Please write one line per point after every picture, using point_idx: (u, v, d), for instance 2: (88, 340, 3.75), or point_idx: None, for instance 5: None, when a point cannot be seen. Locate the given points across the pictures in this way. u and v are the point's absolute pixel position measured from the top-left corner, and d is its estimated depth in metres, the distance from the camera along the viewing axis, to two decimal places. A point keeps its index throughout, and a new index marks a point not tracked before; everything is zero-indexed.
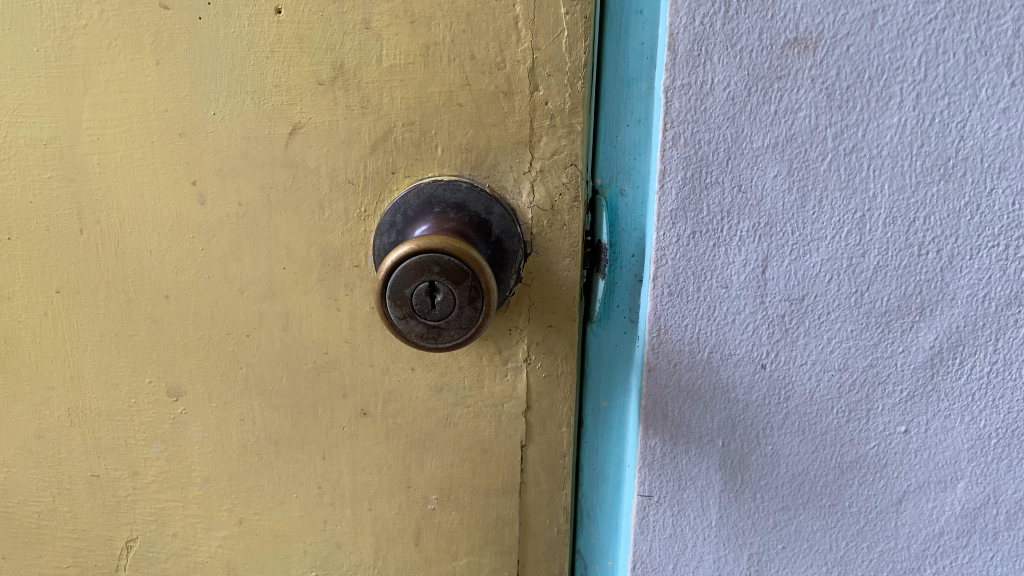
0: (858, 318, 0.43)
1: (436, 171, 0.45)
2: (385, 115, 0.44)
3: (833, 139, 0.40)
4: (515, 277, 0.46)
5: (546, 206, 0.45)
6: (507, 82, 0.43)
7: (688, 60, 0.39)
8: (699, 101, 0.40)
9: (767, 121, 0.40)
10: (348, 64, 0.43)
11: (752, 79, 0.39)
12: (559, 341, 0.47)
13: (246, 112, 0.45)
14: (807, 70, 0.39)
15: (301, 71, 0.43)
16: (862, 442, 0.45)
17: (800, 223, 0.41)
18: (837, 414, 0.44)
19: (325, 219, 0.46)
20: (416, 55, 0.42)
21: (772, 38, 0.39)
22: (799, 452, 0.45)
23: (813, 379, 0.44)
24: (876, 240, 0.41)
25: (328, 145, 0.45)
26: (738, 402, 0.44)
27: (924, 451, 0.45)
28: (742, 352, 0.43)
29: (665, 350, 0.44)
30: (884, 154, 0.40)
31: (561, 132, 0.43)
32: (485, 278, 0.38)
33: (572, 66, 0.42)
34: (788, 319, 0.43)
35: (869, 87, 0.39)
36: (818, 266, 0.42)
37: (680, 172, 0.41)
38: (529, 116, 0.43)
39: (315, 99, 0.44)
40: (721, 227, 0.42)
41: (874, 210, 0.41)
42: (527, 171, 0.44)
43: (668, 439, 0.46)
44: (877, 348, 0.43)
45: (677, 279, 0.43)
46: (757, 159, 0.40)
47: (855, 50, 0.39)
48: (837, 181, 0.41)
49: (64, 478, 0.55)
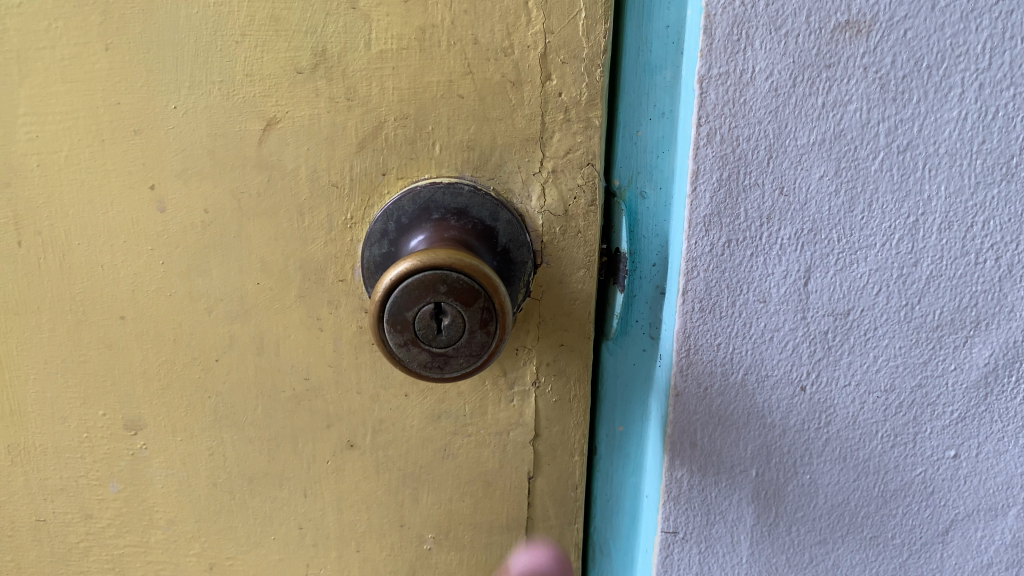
0: (908, 333, 0.38)
1: (434, 172, 0.39)
2: (374, 108, 0.38)
3: (886, 135, 0.35)
4: (524, 291, 0.40)
5: (559, 211, 0.39)
6: (515, 70, 0.37)
7: (726, 45, 0.35)
8: (738, 92, 0.35)
9: (814, 115, 0.35)
10: (330, 50, 0.38)
11: (797, 67, 0.35)
12: (571, 361, 0.42)
13: (213, 105, 0.39)
14: (859, 57, 0.34)
15: (277, 58, 0.38)
16: (908, 469, 0.41)
17: (848, 229, 0.37)
18: (881, 439, 0.40)
19: (305, 227, 0.41)
20: (410, 38, 0.37)
21: (822, 19, 0.34)
22: (840, 481, 0.41)
23: (855, 401, 0.40)
24: (929, 248, 0.37)
25: (308, 143, 0.39)
26: (774, 427, 0.40)
27: (975, 476, 0.41)
28: (779, 374, 0.39)
29: (695, 373, 0.40)
30: (941, 152, 0.35)
31: (577, 127, 0.38)
32: (500, 298, 0.33)
33: (590, 52, 0.37)
34: (832, 336, 0.39)
35: (927, 77, 0.34)
36: (866, 277, 0.37)
37: (715, 173, 0.36)
38: (540, 109, 0.38)
39: (293, 90, 0.39)
40: (760, 235, 0.37)
41: (929, 214, 0.36)
42: (537, 172, 0.39)
43: (696, 470, 0.41)
44: (927, 367, 0.39)
45: (711, 293, 0.38)
46: (802, 158, 0.36)
47: (914, 34, 0.34)
48: (889, 183, 0.36)
49: (5, 524, 0.49)
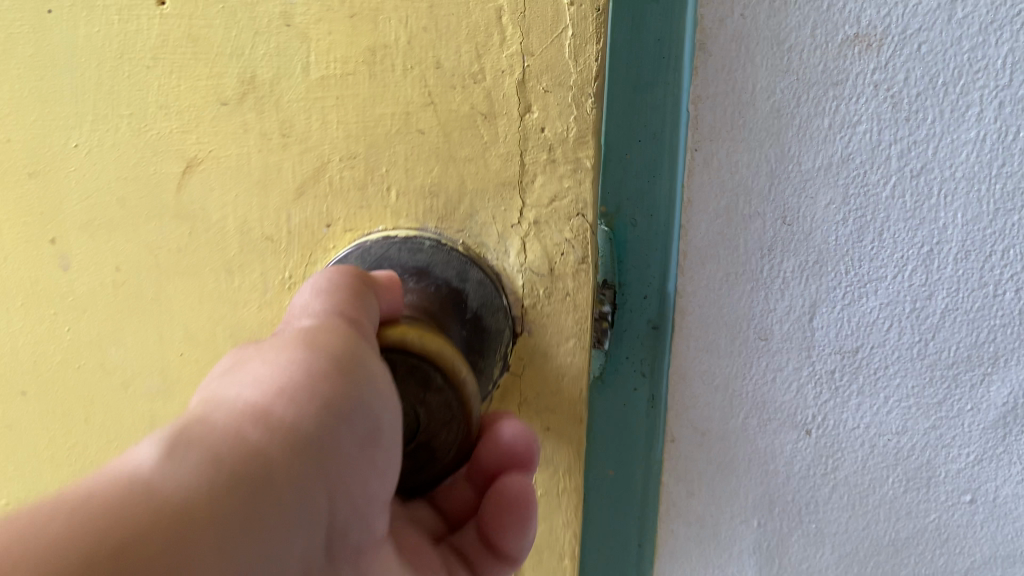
0: (920, 372, 0.31)
1: (389, 224, 0.32)
2: (315, 145, 0.31)
3: (897, 158, 0.29)
4: (501, 365, 0.33)
5: (543, 271, 0.32)
6: (487, 100, 0.30)
7: (724, 64, 0.30)
8: (737, 113, 0.30)
9: (819, 138, 0.29)
10: (261, 76, 0.31)
11: (802, 85, 0.29)
12: (559, 451, 0.34)
13: (121, 144, 0.32)
14: (868, 74, 0.28)
15: (196, 87, 0.31)
16: (920, 516, 0.33)
17: (855, 259, 0.30)
18: (892, 486, 0.33)
19: (236, 287, 0.34)
20: (357, 62, 0.30)
21: (828, 24, 0.28)
22: (847, 530, 0.34)
23: (868, 458, 0.33)
24: (945, 279, 0.30)
25: (235, 188, 0.32)
26: (782, 484, 0.34)
27: (1019, 541, 0.32)
28: (781, 418, 0.33)
29: (690, 417, 0.35)
30: (958, 177, 0.28)
31: (565, 170, 0.31)
32: (458, 372, 0.26)
33: (578, 78, 0.29)
34: (839, 376, 0.32)
35: (942, 95, 0.28)
36: (875, 313, 0.31)
37: (714, 202, 0.32)
38: (518, 147, 0.31)
39: (217, 125, 0.32)
40: (762, 269, 0.32)
41: (944, 244, 0.29)
42: (516, 224, 0.32)
43: (692, 523, 0.36)
44: (942, 408, 0.31)
45: (705, 329, 0.33)
46: (807, 184, 0.30)
47: (930, 48, 0.27)
48: (901, 210, 0.29)
49: None
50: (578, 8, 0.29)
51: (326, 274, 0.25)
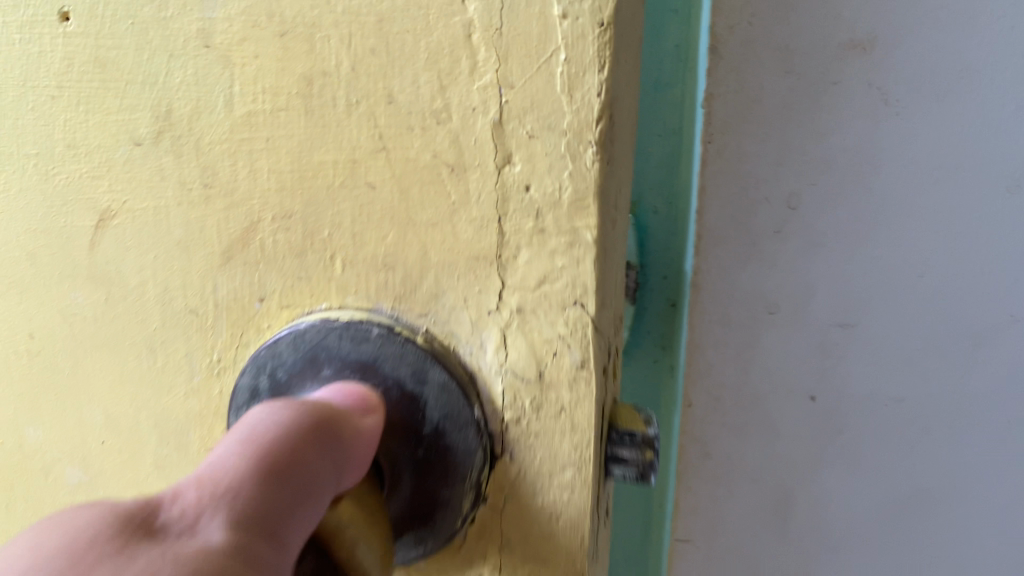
0: (920, 342, 0.32)
1: (335, 300, 0.24)
2: (243, 199, 0.24)
3: (889, 138, 0.29)
4: (474, 494, 0.24)
5: (530, 375, 0.23)
6: (455, 146, 0.22)
7: (737, 64, 0.30)
8: (746, 108, 0.30)
9: (817, 127, 0.30)
10: (178, 111, 0.24)
11: (801, 83, 0.30)
12: None
13: (27, 189, 0.27)
14: (862, 64, 0.29)
15: (106, 125, 0.25)
16: (920, 472, 0.34)
17: (854, 240, 0.31)
18: (898, 454, 0.34)
19: (160, 369, 0.27)
20: (290, 95, 0.23)
21: (824, 38, 0.29)
22: (854, 492, 0.35)
23: (870, 420, 0.33)
24: (942, 252, 0.30)
25: (154, 246, 0.26)
26: (785, 453, 0.35)
27: (1005, 491, 0.33)
28: (786, 394, 0.34)
29: (706, 397, 0.35)
30: (950, 155, 0.29)
31: (559, 245, 0.22)
32: None
33: (574, 119, 0.21)
34: (840, 347, 0.33)
35: (931, 76, 0.28)
36: (872, 285, 0.31)
37: (722, 186, 0.32)
38: (495, 209, 0.22)
39: (130, 170, 0.25)
40: (767, 249, 0.32)
41: (942, 214, 0.30)
42: (495, 311, 0.23)
43: (707, 497, 0.36)
44: (941, 374, 0.32)
45: (721, 303, 0.33)
46: (806, 167, 0.31)
47: (922, 44, 0.28)
48: (897, 187, 0.30)
49: None
50: (574, 22, 0.20)
51: (242, 484, 0.16)
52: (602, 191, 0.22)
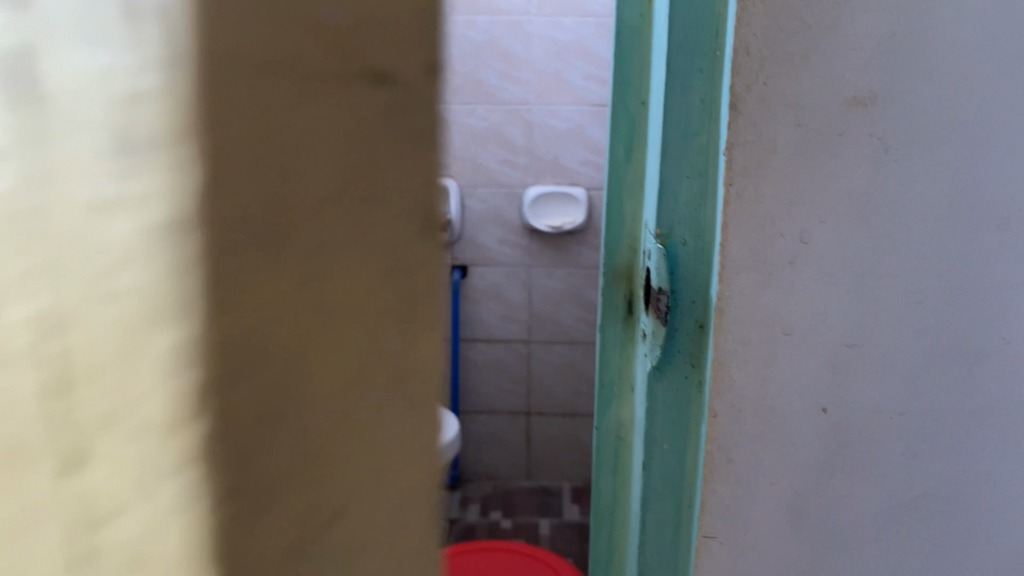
0: (917, 360, 0.43)
1: None
2: None
3: (882, 193, 0.41)
4: None
5: None
6: None
7: (751, 120, 0.41)
8: (762, 153, 0.41)
9: (829, 181, 0.41)
10: None
11: (810, 138, 0.41)
12: None
13: None
14: (866, 128, 0.40)
15: None
16: (918, 477, 0.45)
17: (863, 279, 0.42)
18: (902, 447, 0.45)
19: None
20: None
21: (833, 95, 0.40)
22: (863, 497, 0.46)
23: (875, 425, 0.44)
24: (928, 289, 0.42)
25: None
26: (798, 448, 0.45)
27: (979, 488, 0.45)
28: (803, 395, 0.44)
29: (731, 397, 0.45)
30: (932, 212, 0.41)
31: None
32: None
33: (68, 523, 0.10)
34: (850, 360, 0.43)
35: (918, 147, 0.40)
36: (875, 315, 0.43)
37: (743, 228, 0.42)
38: None
39: None
40: (783, 276, 0.43)
41: (926, 256, 0.42)
42: None
43: (733, 485, 0.46)
44: (931, 387, 0.43)
45: (742, 319, 0.43)
46: (819, 210, 0.42)
47: (913, 111, 0.40)
48: (893, 237, 0.42)
49: None
50: (161, 227, 0.10)
51: None
52: (289, 558, 0.12)
